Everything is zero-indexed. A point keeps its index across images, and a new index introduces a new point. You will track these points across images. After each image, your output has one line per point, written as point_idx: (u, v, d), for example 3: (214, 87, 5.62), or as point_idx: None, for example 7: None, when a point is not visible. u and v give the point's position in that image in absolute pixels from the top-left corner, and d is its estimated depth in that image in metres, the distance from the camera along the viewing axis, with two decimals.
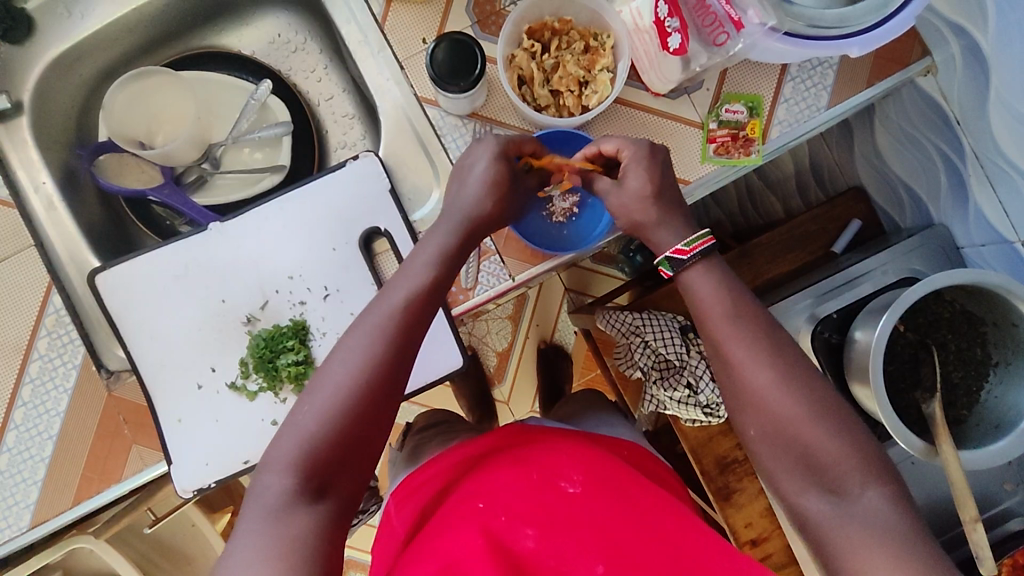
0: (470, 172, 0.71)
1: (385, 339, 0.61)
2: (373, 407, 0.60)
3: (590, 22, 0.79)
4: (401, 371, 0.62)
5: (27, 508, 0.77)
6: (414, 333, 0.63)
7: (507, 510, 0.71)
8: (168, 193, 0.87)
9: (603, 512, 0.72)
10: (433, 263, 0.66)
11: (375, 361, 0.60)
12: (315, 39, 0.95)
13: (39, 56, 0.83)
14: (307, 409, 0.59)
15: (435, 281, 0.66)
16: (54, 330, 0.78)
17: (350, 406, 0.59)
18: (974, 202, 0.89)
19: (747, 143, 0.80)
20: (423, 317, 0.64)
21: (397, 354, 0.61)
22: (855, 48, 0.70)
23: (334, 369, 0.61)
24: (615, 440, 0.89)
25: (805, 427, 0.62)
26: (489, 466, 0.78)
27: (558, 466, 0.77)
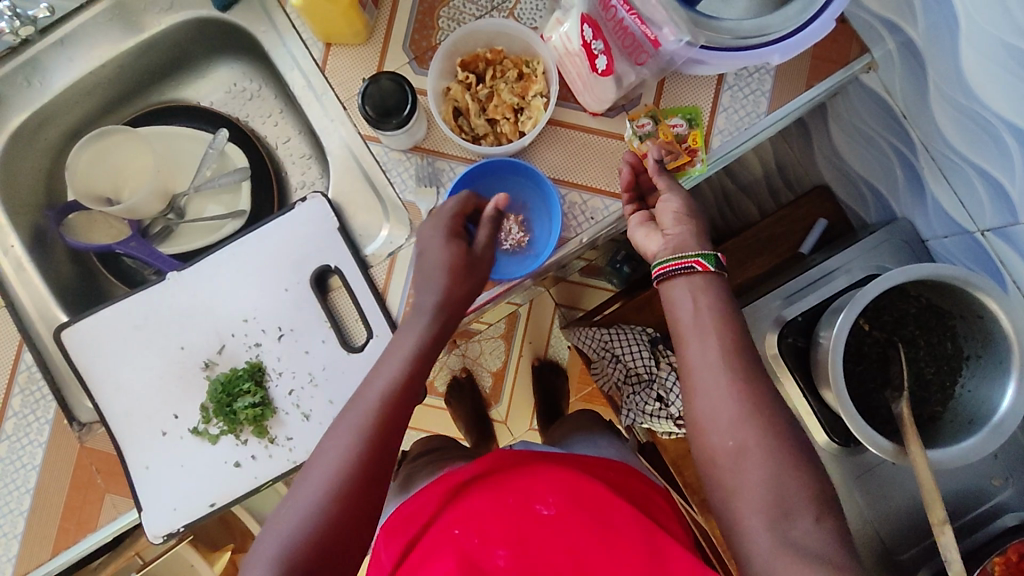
0: (433, 253, 0.71)
1: (364, 436, 0.62)
2: (354, 507, 0.60)
3: (522, 50, 0.81)
4: (381, 465, 0.62)
5: (8, 562, 0.79)
6: (394, 428, 0.64)
7: (480, 534, 0.72)
8: (134, 246, 0.90)
9: (575, 533, 0.71)
10: (408, 354, 0.68)
11: (353, 457, 0.61)
12: (268, 85, 0.98)
13: (2, 126, 0.87)
14: (288, 515, 0.59)
15: (411, 372, 0.67)
16: (26, 387, 0.81)
17: (329, 509, 0.59)
18: (931, 194, 0.88)
19: (672, 148, 0.80)
20: (402, 412, 0.65)
21: (377, 450, 0.62)
22: (776, 55, 0.70)
23: (315, 471, 0.61)
24: (593, 459, 0.86)
25: (745, 438, 0.62)
26: (469, 491, 0.78)
27: (534, 488, 0.77)
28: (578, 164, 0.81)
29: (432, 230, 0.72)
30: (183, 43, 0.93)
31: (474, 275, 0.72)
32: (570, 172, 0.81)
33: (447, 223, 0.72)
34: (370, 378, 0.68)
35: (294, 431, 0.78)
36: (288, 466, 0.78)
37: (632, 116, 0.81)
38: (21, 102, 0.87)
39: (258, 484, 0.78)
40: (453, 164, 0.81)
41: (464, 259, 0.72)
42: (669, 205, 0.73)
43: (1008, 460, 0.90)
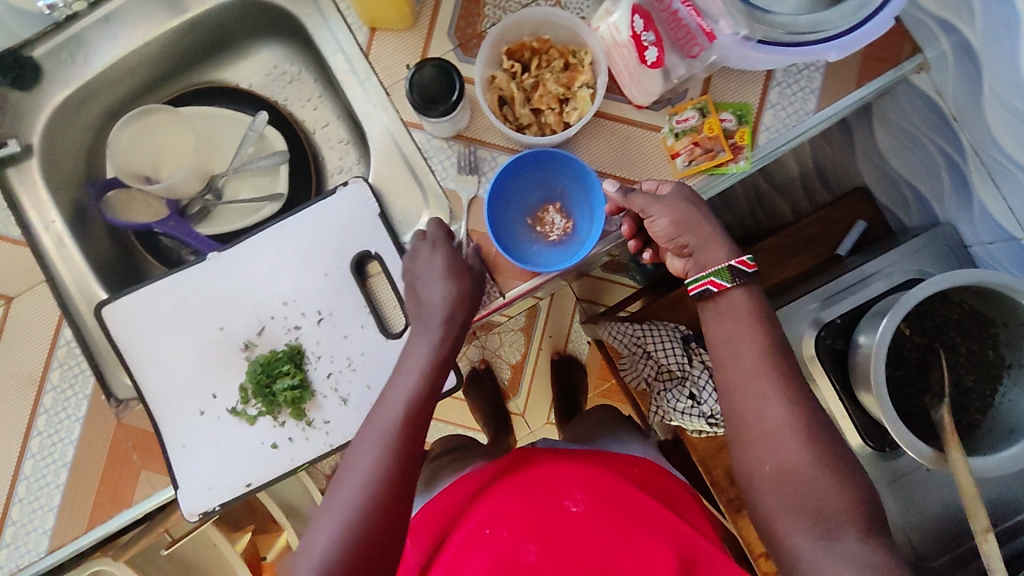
0: (430, 268, 0.74)
1: (388, 456, 0.66)
2: (384, 525, 0.64)
3: (569, 40, 0.80)
4: (406, 480, 0.66)
5: (44, 534, 0.80)
6: (414, 446, 0.67)
7: (510, 529, 0.72)
8: (172, 226, 0.92)
9: (607, 529, 0.71)
10: (423, 369, 0.70)
11: (378, 476, 0.65)
12: (308, 69, 0.98)
13: (46, 101, 0.87)
14: (323, 536, 0.63)
15: (426, 389, 0.70)
16: (66, 361, 0.82)
17: (361, 528, 0.63)
18: (978, 199, 0.87)
19: (712, 144, 0.80)
20: (421, 429, 0.68)
21: (401, 468, 0.66)
22: (833, 52, 0.69)
23: (344, 492, 0.65)
24: (625, 457, 0.86)
25: (792, 444, 0.64)
26: (494, 490, 0.78)
27: (560, 486, 0.76)
28: (622, 158, 0.81)
29: (424, 245, 0.75)
30: (225, 24, 0.93)
31: (472, 282, 0.75)
32: (616, 166, 0.81)
33: (438, 240, 0.75)
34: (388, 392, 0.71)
35: (332, 414, 0.78)
36: (324, 449, 0.78)
37: (675, 108, 0.80)
38: (66, 78, 0.88)
39: (295, 465, 0.79)
40: (496, 154, 0.81)
41: (462, 268, 0.75)
42: (658, 224, 0.73)
43: None
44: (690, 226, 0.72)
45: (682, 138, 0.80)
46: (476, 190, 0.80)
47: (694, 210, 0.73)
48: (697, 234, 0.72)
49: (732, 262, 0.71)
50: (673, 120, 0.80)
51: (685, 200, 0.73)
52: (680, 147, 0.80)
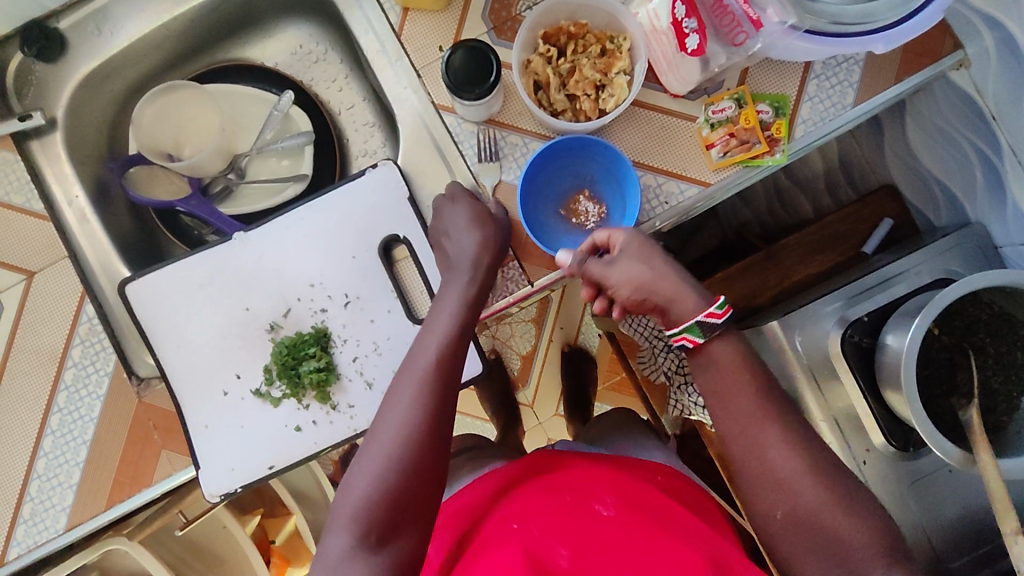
0: (455, 221, 0.75)
1: (425, 395, 0.66)
2: (424, 461, 0.64)
3: (606, 25, 0.79)
4: (445, 418, 0.66)
5: (62, 511, 0.79)
6: (449, 385, 0.68)
7: (539, 527, 0.70)
8: (195, 205, 0.90)
9: (639, 531, 0.70)
10: (454, 315, 0.71)
11: (419, 412, 0.65)
12: (335, 49, 0.97)
13: (71, 74, 0.86)
14: (365, 471, 0.63)
15: (458, 333, 0.70)
16: (87, 338, 0.81)
17: (401, 464, 0.63)
18: (1012, 198, 0.87)
19: (748, 136, 0.78)
20: (455, 369, 0.69)
21: (438, 406, 0.66)
22: (880, 44, 0.67)
23: (383, 430, 0.65)
24: (647, 464, 0.87)
25: (802, 489, 0.63)
26: (522, 492, 0.78)
27: (591, 491, 0.76)
28: (656, 147, 0.79)
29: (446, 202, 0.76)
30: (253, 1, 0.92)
31: (500, 233, 0.76)
32: (649, 155, 0.79)
33: (462, 199, 0.75)
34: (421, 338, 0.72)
35: (356, 399, 0.79)
36: (347, 433, 0.79)
37: (710, 98, 0.79)
38: (91, 51, 0.86)
39: (317, 449, 0.79)
40: (528, 139, 0.79)
41: (485, 215, 0.74)
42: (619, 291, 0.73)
43: None
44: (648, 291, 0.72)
45: (716, 129, 0.78)
46: (496, 178, 0.79)
47: (651, 273, 0.72)
48: (655, 296, 0.72)
49: (698, 319, 0.69)
50: (708, 111, 0.79)
51: (641, 265, 0.72)
52: (711, 139, 0.79)
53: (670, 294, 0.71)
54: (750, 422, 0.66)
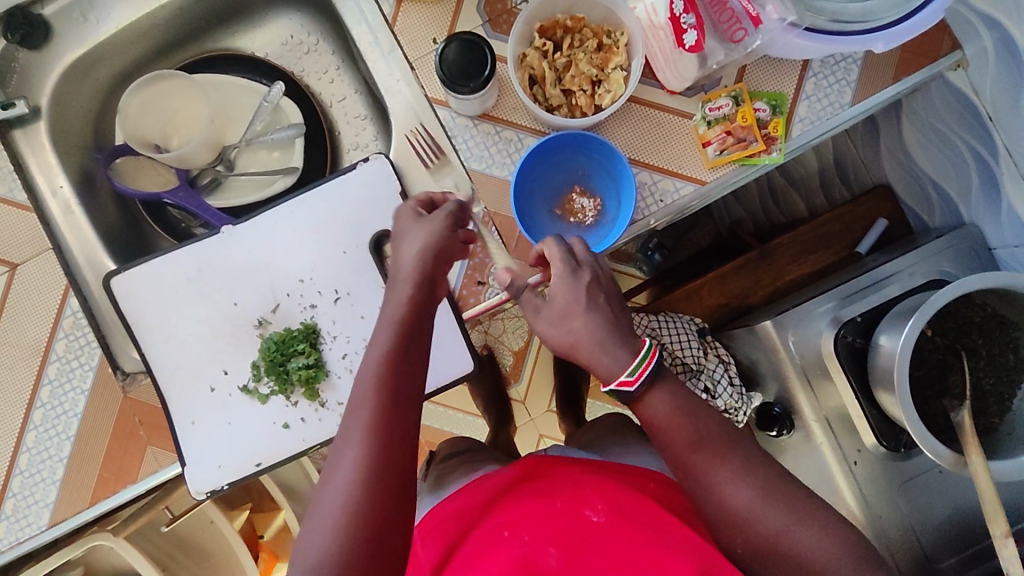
0: (409, 239, 0.65)
1: (376, 415, 0.56)
2: (387, 493, 0.54)
3: (603, 19, 0.77)
4: (404, 442, 0.56)
5: (46, 508, 0.78)
6: (404, 397, 0.58)
7: (531, 532, 0.70)
8: (182, 196, 0.88)
9: (625, 543, 0.67)
10: (400, 315, 0.61)
11: (373, 442, 0.55)
12: (327, 40, 0.95)
13: (56, 61, 0.84)
14: (321, 521, 0.53)
15: (408, 334, 0.60)
16: (71, 332, 0.79)
17: (362, 504, 0.53)
18: (1007, 201, 0.86)
19: (744, 134, 0.77)
20: (407, 376, 0.59)
21: (393, 426, 0.56)
22: (880, 43, 0.67)
23: (336, 466, 0.55)
24: (638, 472, 0.84)
25: (758, 519, 0.60)
26: (514, 496, 0.77)
27: (582, 496, 0.74)
28: (652, 144, 0.79)
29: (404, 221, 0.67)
30: None
31: (455, 241, 0.66)
32: (646, 153, 0.78)
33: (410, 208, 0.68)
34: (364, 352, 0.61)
35: (346, 396, 0.78)
36: (337, 431, 0.79)
37: (707, 96, 0.78)
38: (77, 38, 0.84)
39: (306, 446, 0.79)
40: (523, 135, 0.78)
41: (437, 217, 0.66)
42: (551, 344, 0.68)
43: None
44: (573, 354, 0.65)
45: (713, 128, 0.78)
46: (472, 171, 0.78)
47: (572, 337, 0.64)
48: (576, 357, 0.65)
49: (615, 385, 0.63)
50: (705, 108, 0.78)
51: (563, 329, 0.64)
52: (707, 137, 0.78)
53: (595, 357, 0.63)
54: (693, 466, 0.62)
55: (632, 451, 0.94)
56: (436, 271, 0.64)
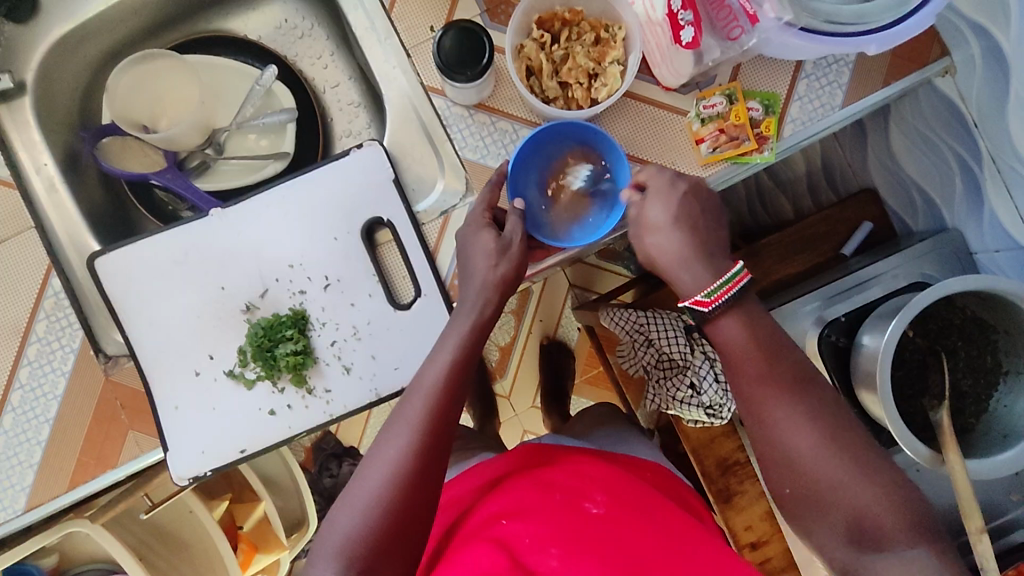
0: (474, 251, 0.73)
1: (417, 436, 0.66)
2: (409, 503, 0.64)
3: (601, 13, 0.78)
4: (440, 454, 0.67)
5: (22, 491, 0.76)
6: (450, 413, 0.68)
7: (528, 528, 0.72)
8: (170, 178, 0.86)
9: (628, 531, 0.73)
10: (458, 345, 0.69)
11: (414, 447, 0.65)
12: (322, 26, 0.94)
13: (42, 36, 0.82)
14: (349, 513, 0.64)
15: (461, 362, 0.69)
16: (52, 313, 0.78)
17: (387, 509, 0.64)
18: (990, 207, 0.87)
19: (737, 132, 0.78)
20: (451, 408, 0.68)
21: (429, 449, 0.66)
22: (873, 46, 0.68)
23: (371, 471, 0.66)
24: (636, 461, 0.90)
25: (811, 458, 0.66)
26: (511, 484, 0.81)
27: (581, 489, 0.78)
28: (645, 139, 0.79)
29: (469, 232, 0.74)
30: None
31: (519, 266, 0.72)
32: (641, 147, 0.79)
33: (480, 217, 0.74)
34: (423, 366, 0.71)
35: (334, 384, 0.78)
36: (323, 418, 0.78)
37: (700, 93, 0.79)
38: (64, 13, 0.83)
39: (292, 433, 0.78)
40: (518, 126, 0.78)
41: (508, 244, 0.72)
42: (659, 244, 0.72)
43: None
44: (660, 267, 0.72)
45: (707, 125, 0.78)
46: (463, 158, 0.78)
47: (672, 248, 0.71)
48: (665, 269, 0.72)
49: (687, 304, 0.70)
50: (699, 105, 0.78)
51: (670, 231, 0.71)
52: (700, 134, 0.78)
53: (678, 272, 0.71)
54: (758, 399, 0.68)
55: (621, 439, 0.95)
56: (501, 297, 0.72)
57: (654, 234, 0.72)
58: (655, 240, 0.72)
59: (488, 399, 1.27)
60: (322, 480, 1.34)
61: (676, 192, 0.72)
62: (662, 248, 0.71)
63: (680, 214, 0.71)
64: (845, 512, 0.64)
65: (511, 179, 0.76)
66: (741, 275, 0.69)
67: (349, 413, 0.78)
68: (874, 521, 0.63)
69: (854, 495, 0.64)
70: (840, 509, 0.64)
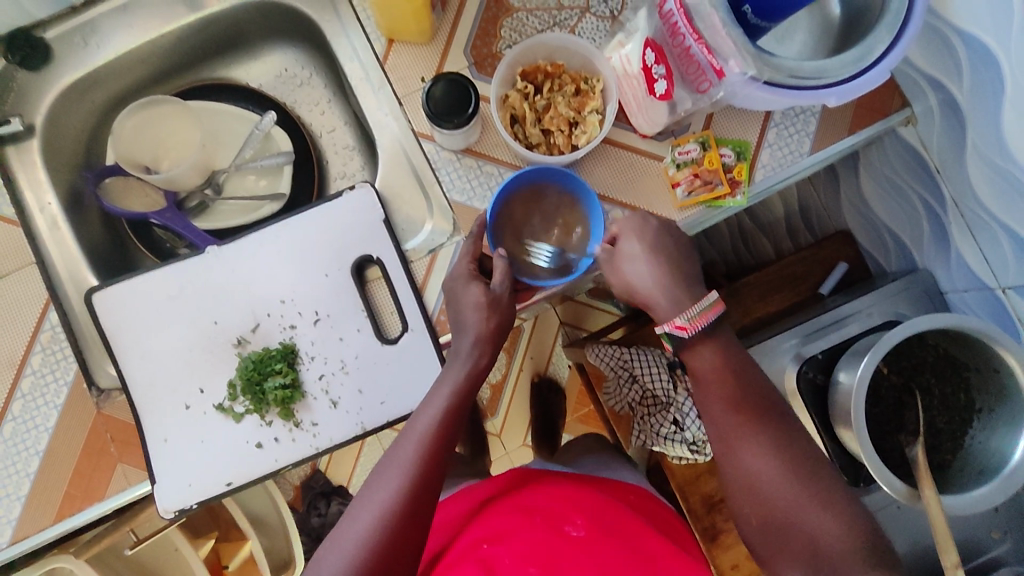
0: (465, 303, 0.75)
1: (407, 479, 0.68)
2: (397, 543, 0.65)
3: (581, 67, 0.83)
4: (430, 496, 0.69)
5: (8, 524, 0.77)
6: (440, 457, 0.70)
7: (508, 552, 0.75)
8: (169, 218, 0.90)
9: (606, 553, 0.75)
10: (452, 391, 0.72)
11: (404, 489, 0.67)
12: (320, 75, 0.99)
13: (52, 83, 0.87)
14: (338, 553, 0.65)
15: (456, 407, 0.72)
16: (48, 346, 0.80)
17: (374, 549, 0.64)
18: (956, 248, 0.90)
19: (711, 177, 0.82)
20: (443, 452, 0.70)
21: (420, 491, 0.68)
22: (833, 98, 0.70)
23: (362, 511, 0.67)
24: (618, 484, 0.91)
25: (774, 487, 0.68)
26: (493, 508, 0.83)
27: (561, 513, 0.81)
28: (624, 183, 0.84)
29: (457, 285, 0.76)
30: (241, 24, 0.94)
31: (507, 317, 0.75)
32: (619, 191, 0.84)
33: (466, 268, 0.77)
34: (418, 409, 0.73)
35: (320, 417, 0.80)
36: (310, 451, 0.80)
37: (675, 141, 0.83)
38: (76, 61, 0.87)
39: (278, 466, 0.79)
40: (503, 170, 0.82)
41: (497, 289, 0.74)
42: (640, 272, 0.76)
43: (1009, 513, 0.92)
44: (639, 295, 0.76)
45: (682, 170, 0.82)
46: (450, 199, 0.82)
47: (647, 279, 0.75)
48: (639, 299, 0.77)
49: (666, 328, 0.74)
50: (675, 152, 0.83)
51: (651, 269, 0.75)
52: (677, 179, 0.82)
53: (658, 298, 0.76)
54: (722, 426, 0.72)
55: (607, 467, 0.97)
56: (494, 347, 0.76)
57: (632, 263, 0.76)
58: (634, 268, 0.76)
59: (478, 436, 1.28)
60: (309, 519, 1.34)
61: (650, 228, 0.76)
62: (646, 284, 0.76)
63: (655, 247, 0.76)
64: (801, 537, 0.66)
65: (492, 229, 0.78)
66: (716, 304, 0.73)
67: (335, 446, 0.80)
68: (831, 551, 0.64)
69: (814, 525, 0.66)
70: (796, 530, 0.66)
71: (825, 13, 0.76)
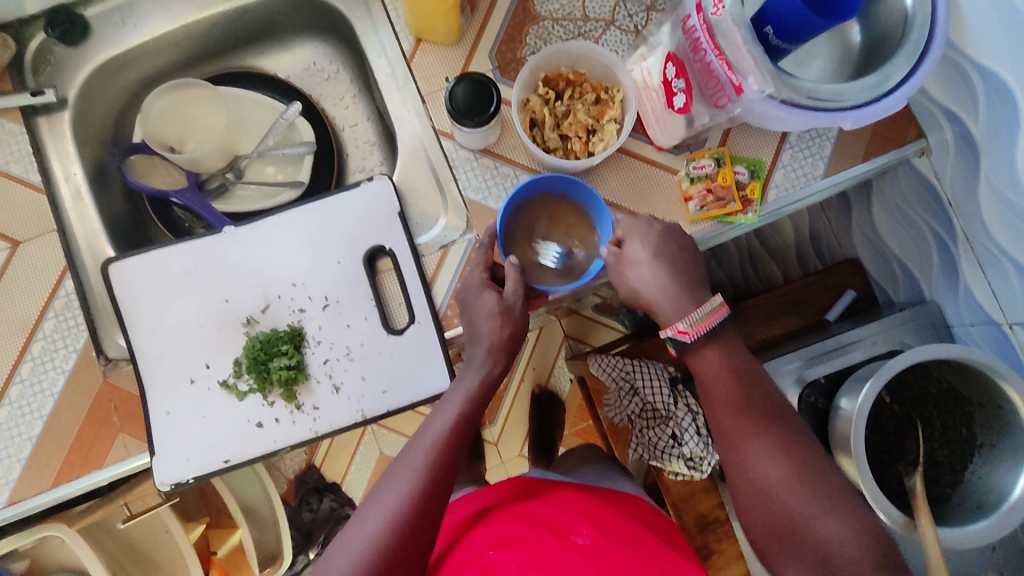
0: (478, 311, 0.76)
1: (418, 483, 0.68)
2: (407, 545, 0.66)
3: (602, 77, 0.85)
4: (439, 501, 0.69)
5: (6, 485, 0.78)
6: (451, 463, 0.71)
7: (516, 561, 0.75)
8: (190, 198, 0.93)
9: (613, 562, 0.76)
10: (465, 398, 0.73)
11: (415, 491, 0.68)
12: (347, 70, 1.02)
13: (89, 58, 0.89)
14: (349, 552, 0.65)
15: (469, 413, 0.73)
16: (61, 313, 0.81)
17: (385, 551, 0.65)
18: (964, 281, 0.91)
19: (724, 193, 0.83)
20: (455, 456, 0.71)
21: (431, 494, 0.68)
22: (849, 120, 0.71)
23: (373, 513, 0.67)
24: (620, 495, 0.91)
25: (783, 496, 0.69)
26: (495, 515, 0.84)
27: (568, 522, 0.82)
28: (635, 195, 0.85)
29: (469, 293, 0.77)
30: (274, 16, 0.97)
31: (521, 326, 0.76)
32: (632, 199, 0.85)
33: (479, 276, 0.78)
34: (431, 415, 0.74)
35: (322, 402, 0.80)
36: (308, 435, 0.80)
37: (689, 155, 0.85)
38: (112, 40, 0.90)
39: (276, 448, 0.80)
40: (519, 171, 0.84)
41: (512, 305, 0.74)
42: (648, 275, 0.75)
43: (1006, 554, 0.91)
44: (643, 299, 0.76)
45: (698, 184, 0.84)
46: (464, 196, 0.83)
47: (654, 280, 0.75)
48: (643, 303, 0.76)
49: (668, 333, 0.75)
50: (688, 167, 0.84)
51: (660, 270, 0.75)
52: (693, 192, 0.83)
53: (656, 298, 0.75)
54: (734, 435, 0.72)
55: (602, 476, 0.97)
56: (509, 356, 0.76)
57: (636, 267, 0.76)
58: (637, 272, 0.75)
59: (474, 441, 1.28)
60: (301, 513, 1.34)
61: (653, 231, 0.77)
62: (649, 288, 0.75)
63: (660, 252, 0.76)
64: (812, 548, 0.66)
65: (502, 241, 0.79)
66: (721, 307, 0.74)
67: (334, 432, 0.81)
68: (841, 552, 0.65)
69: (822, 533, 0.66)
70: (810, 543, 0.67)
71: (845, 39, 0.77)
